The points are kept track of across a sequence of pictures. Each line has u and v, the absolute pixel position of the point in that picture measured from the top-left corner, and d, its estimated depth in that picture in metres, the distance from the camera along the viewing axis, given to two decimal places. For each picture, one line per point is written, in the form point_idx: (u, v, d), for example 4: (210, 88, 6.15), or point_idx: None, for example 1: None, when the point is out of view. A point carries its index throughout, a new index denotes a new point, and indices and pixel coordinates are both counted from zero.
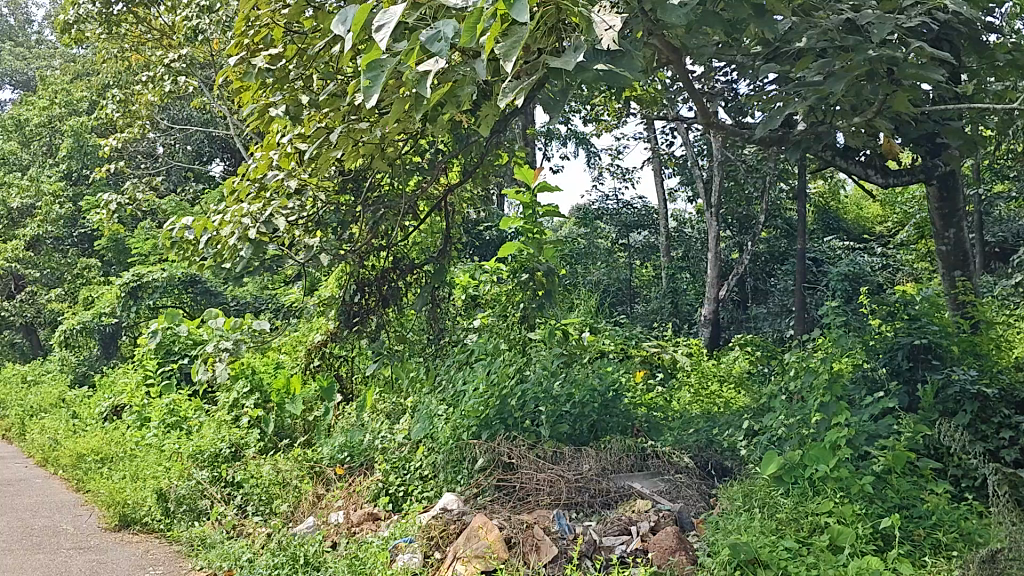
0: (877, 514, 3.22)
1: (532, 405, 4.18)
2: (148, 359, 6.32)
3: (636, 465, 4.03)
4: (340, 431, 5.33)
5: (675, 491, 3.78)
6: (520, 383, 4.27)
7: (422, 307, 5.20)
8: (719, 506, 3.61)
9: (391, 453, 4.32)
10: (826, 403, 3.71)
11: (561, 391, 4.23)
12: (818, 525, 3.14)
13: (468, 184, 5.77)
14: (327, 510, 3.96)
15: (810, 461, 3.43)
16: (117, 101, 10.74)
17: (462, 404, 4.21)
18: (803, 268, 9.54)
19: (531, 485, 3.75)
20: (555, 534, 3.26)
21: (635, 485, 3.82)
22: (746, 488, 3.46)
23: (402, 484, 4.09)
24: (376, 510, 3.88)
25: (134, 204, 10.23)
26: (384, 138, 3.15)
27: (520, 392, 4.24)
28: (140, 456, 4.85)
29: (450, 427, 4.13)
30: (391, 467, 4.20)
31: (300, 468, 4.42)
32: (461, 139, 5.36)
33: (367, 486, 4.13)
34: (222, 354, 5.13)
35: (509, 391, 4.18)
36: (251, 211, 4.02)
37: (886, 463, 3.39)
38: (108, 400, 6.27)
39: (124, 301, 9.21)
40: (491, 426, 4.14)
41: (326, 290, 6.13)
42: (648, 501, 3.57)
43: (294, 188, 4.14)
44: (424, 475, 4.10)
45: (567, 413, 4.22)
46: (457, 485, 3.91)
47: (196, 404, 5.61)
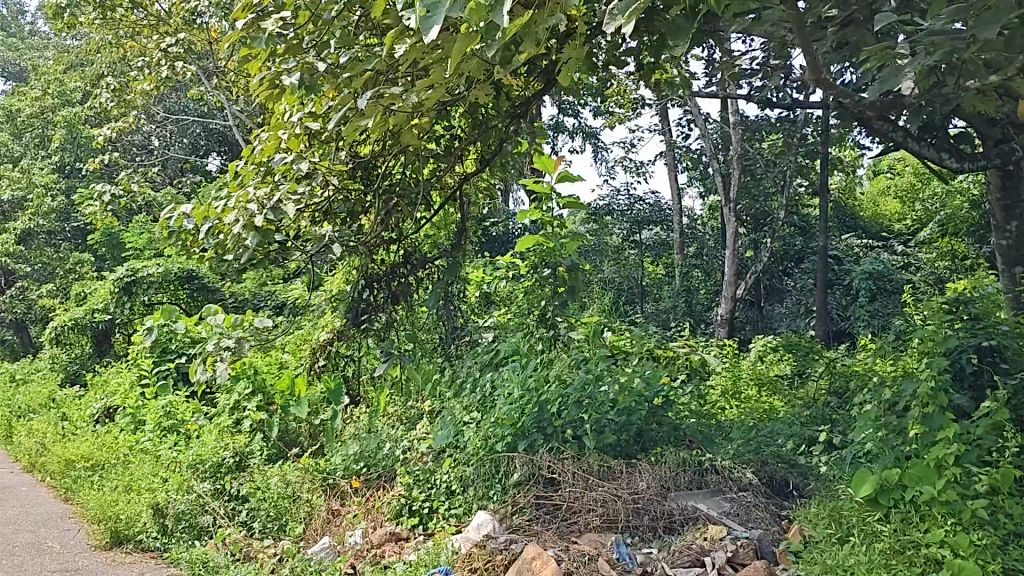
0: (996, 544, 2.83)
1: (576, 412, 3.84)
2: (142, 358, 5.97)
3: (695, 482, 3.74)
4: (349, 436, 4.99)
5: (744, 511, 3.48)
6: (559, 388, 3.94)
7: (433, 305, 4.88)
8: (795, 531, 3.34)
9: (413, 466, 4.06)
10: (929, 415, 3.30)
11: (605, 397, 3.87)
12: (936, 558, 2.83)
13: (485, 173, 5.42)
14: (345, 528, 3.63)
15: (912, 483, 3.10)
16: (111, 90, 10.39)
17: (494, 411, 3.94)
18: (825, 268, 9.21)
19: (582, 506, 3.47)
20: (620, 568, 2.99)
21: (700, 506, 3.50)
22: (834, 509, 3.25)
23: (427, 499, 3.81)
24: (397, 529, 3.56)
25: (129, 195, 9.89)
26: (418, 105, 2.81)
27: (562, 398, 3.90)
28: (133, 465, 4.49)
29: (482, 437, 3.89)
30: (414, 481, 3.93)
31: (312, 479, 4.10)
32: (481, 124, 5.00)
33: (388, 502, 3.82)
34: (224, 354, 4.77)
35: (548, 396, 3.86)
36: (258, 196, 3.65)
37: (993, 483, 3.02)
38: (101, 401, 5.90)
39: (118, 297, 8.86)
40: (530, 437, 3.83)
41: (334, 286, 5.78)
42: (722, 527, 3.26)
43: (305, 172, 3.78)
44: (451, 490, 3.83)
45: (612, 422, 3.85)
46: (490, 502, 3.65)
47: (194, 406, 5.26)
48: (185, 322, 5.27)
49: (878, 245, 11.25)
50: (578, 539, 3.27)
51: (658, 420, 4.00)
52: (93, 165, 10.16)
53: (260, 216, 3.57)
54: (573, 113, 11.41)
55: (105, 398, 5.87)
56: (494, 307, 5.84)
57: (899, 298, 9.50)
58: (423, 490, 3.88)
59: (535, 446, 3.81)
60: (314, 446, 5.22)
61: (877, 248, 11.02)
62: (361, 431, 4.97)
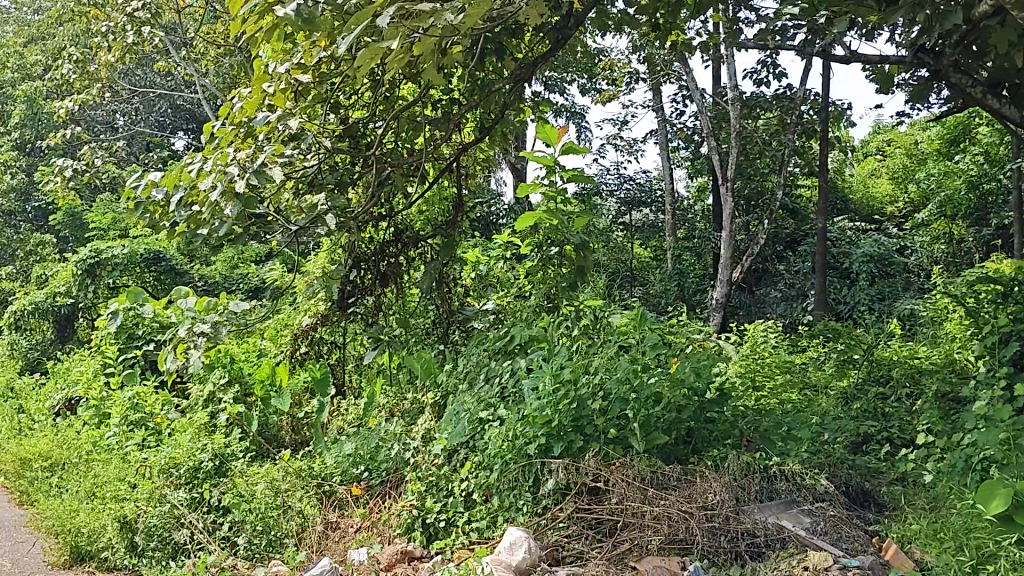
0: None
1: (619, 407, 3.36)
2: (107, 345, 5.47)
3: (765, 492, 3.32)
4: (338, 431, 4.55)
5: (833, 531, 3.09)
6: (597, 380, 3.46)
7: (427, 287, 4.81)
8: (906, 553, 2.91)
9: (422, 470, 3.62)
10: None
11: (648, 389, 3.41)
12: None
13: (486, 143, 5.00)
14: (346, 549, 3.23)
15: None
16: (75, 60, 9.87)
17: (521, 408, 3.47)
18: (825, 250, 8.82)
19: (637, 520, 3.06)
20: None
21: (784, 523, 3.12)
22: (965, 533, 2.89)
23: (442, 510, 3.39)
24: (408, 546, 3.17)
25: (93, 171, 9.36)
26: (450, 24, 2.36)
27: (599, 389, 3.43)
28: (97, 466, 4.02)
29: (509, 435, 3.38)
30: (427, 489, 3.50)
31: (307, 488, 3.70)
32: (485, 86, 4.55)
33: (396, 514, 3.45)
34: (199, 340, 4.29)
35: (583, 391, 3.39)
36: (240, 159, 3.17)
37: None
38: (61, 392, 5.38)
39: (81, 280, 8.34)
40: (566, 439, 3.35)
41: (319, 267, 5.33)
42: (826, 555, 2.77)
43: (292, 131, 3.34)
44: (472, 499, 3.41)
45: (656, 419, 3.43)
46: (518, 514, 3.23)
47: (165, 399, 4.80)
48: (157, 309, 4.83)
49: (871, 227, 10.93)
50: (638, 564, 2.87)
51: (703, 416, 3.58)
52: (54, 139, 9.60)
53: (244, 181, 3.08)
54: (559, 90, 10.94)
55: (65, 388, 5.36)
56: (491, 290, 5.37)
57: (900, 282, 9.15)
58: (438, 499, 3.45)
59: (576, 447, 3.34)
60: (298, 444, 4.73)
61: (871, 231, 10.70)
62: (353, 429, 4.51)
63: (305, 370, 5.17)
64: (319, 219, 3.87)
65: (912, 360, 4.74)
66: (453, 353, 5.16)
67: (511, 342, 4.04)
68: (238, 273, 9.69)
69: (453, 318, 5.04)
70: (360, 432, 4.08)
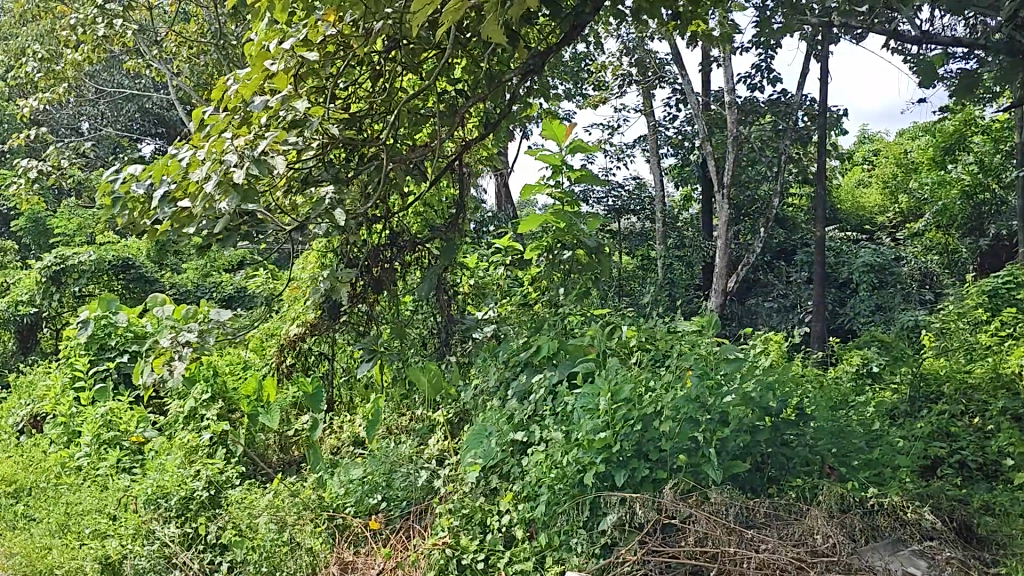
0: None
1: (687, 429, 3.03)
2: (76, 356, 5.05)
3: (870, 533, 3.00)
4: (336, 451, 4.21)
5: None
6: (649, 399, 3.14)
7: (426, 292, 4.48)
8: None
9: (452, 502, 3.31)
10: None
11: (707, 409, 3.09)
12: None
13: (492, 140, 4.68)
14: None
15: None
16: (40, 59, 9.47)
17: (560, 431, 3.15)
18: (824, 259, 8.57)
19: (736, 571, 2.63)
20: None
21: (908, 571, 2.80)
22: None
23: (481, 551, 3.05)
24: None
25: (59, 174, 8.93)
26: None
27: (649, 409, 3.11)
28: (71, 493, 3.64)
29: (548, 461, 3.10)
30: (459, 523, 3.18)
31: (315, 521, 3.37)
32: (494, 77, 4.23)
33: (424, 554, 3.07)
34: (184, 350, 3.84)
35: (643, 409, 3.06)
36: (237, 147, 2.81)
37: None
38: (25, 407, 4.95)
39: (45, 287, 7.82)
40: (627, 467, 3.01)
41: (309, 273, 4.97)
42: None
43: (294, 116, 2.98)
44: (514, 537, 3.11)
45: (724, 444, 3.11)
46: (572, 555, 2.91)
47: (140, 414, 4.42)
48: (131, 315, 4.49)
49: (863, 237, 10.72)
50: None
51: (768, 438, 3.27)
52: (17, 140, 9.15)
53: (242, 171, 2.71)
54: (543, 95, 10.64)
55: (30, 404, 4.94)
56: (491, 298, 5.03)
57: (900, 293, 8.92)
58: (473, 536, 3.12)
59: (636, 475, 3.00)
60: (288, 464, 4.36)
61: (862, 241, 10.48)
62: (353, 448, 4.17)
63: (295, 384, 4.82)
64: (323, 210, 3.56)
65: (948, 375, 4.47)
66: (455, 366, 4.81)
67: (529, 354, 3.72)
68: (210, 283, 9.27)
69: (456, 328, 4.69)
70: (369, 456, 3.74)
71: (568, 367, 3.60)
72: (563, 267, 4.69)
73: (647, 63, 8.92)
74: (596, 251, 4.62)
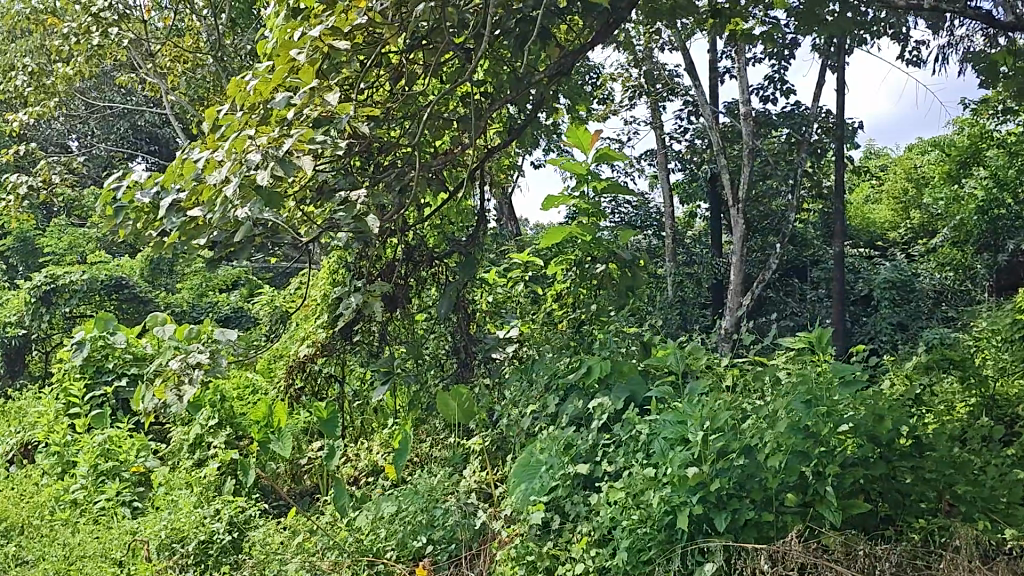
0: None
1: (795, 464, 2.80)
2: (71, 379, 4.75)
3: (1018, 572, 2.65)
4: (356, 481, 3.92)
5: None
6: (732, 437, 2.88)
7: (446, 311, 4.19)
8: None
9: (506, 546, 3.03)
10: None
11: (782, 439, 2.83)
12: None
13: (516, 147, 4.41)
14: None
15: None
16: (31, 71, 9.20)
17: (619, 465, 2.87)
18: (843, 276, 8.31)
19: None
20: None
21: None
22: None
23: None
24: None
25: (49, 190, 8.63)
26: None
27: (735, 446, 2.87)
28: (71, 532, 3.35)
29: (625, 503, 2.85)
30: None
31: (352, 566, 3.13)
32: (522, 77, 3.96)
33: None
34: (194, 373, 3.47)
35: (729, 445, 2.85)
36: (261, 145, 2.51)
37: None
38: (16, 434, 4.64)
39: (33, 308, 7.48)
40: (727, 508, 2.78)
41: (320, 290, 4.68)
42: None
43: (323, 112, 2.68)
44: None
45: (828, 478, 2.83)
46: None
47: (141, 441, 4.13)
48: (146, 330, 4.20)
49: (875, 254, 10.49)
50: None
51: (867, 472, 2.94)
52: (6, 155, 8.85)
53: (266, 172, 2.43)
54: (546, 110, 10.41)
55: (21, 432, 4.62)
56: (511, 317, 4.71)
57: (920, 309, 8.68)
58: None
59: (737, 518, 2.77)
60: (301, 495, 4.07)
61: (876, 258, 10.24)
62: (374, 478, 3.89)
63: (308, 409, 4.52)
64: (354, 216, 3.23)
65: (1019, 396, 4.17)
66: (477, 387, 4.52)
67: (574, 377, 3.43)
68: (206, 303, 8.99)
69: (474, 348, 4.38)
70: (400, 490, 3.46)
71: (619, 391, 3.36)
72: (593, 281, 4.39)
73: (656, 76, 8.73)
74: (631, 263, 4.36)
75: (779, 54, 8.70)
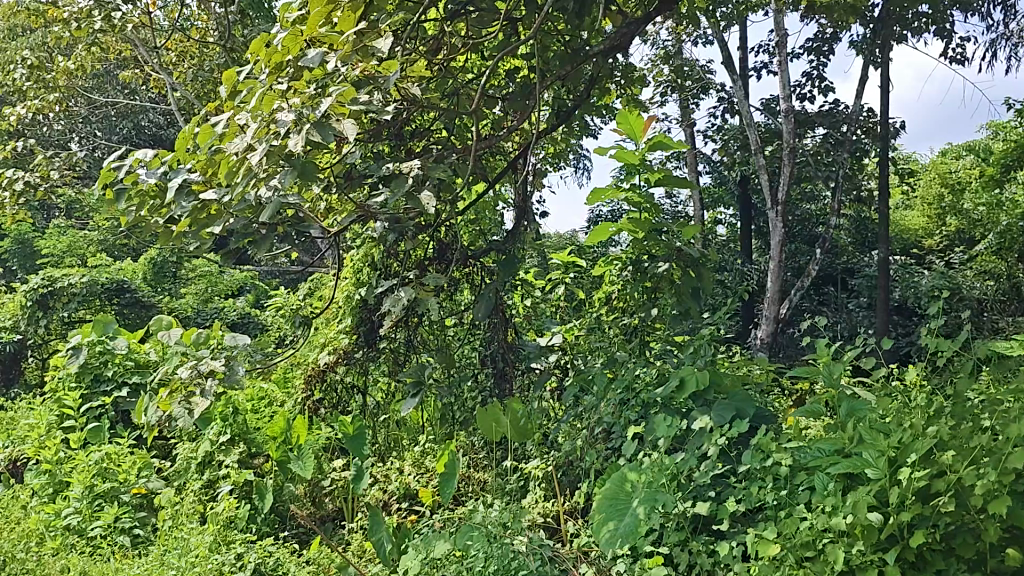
0: None
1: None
2: (66, 388, 4.30)
3: None
4: (385, 504, 3.46)
5: None
6: (928, 469, 2.01)
7: (483, 315, 3.72)
8: None
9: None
10: None
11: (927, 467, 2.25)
12: None
13: (560, 134, 3.95)
14: None
15: None
16: (30, 66, 8.77)
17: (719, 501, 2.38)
18: (888, 284, 7.86)
19: None
20: None
21: None
22: None
23: None
24: None
25: (47, 187, 8.19)
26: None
27: (947, 481, 1.98)
28: (63, 567, 2.90)
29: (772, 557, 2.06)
30: None
31: None
32: (573, 52, 3.51)
33: None
34: (206, 383, 3.00)
35: (928, 481, 1.99)
36: (293, 106, 2.07)
37: None
38: (4, 448, 4.19)
39: (30, 312, 7.05)
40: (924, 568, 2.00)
41: (341, 292, 4.23)
42: None
43: (366, 72, 2.25)
44: None
45: None
46: None
47: (143, 458, 3.68)
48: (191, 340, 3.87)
49: (912, 261, 10.01)
50: None
51: None
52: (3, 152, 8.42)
53: (300, 137, 1.98)
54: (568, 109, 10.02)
55: (9, 446, 4.17)
56: (552, 323, 4.27)
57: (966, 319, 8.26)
58: None
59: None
60: (322, 520, 3.63)
61: (914, 265, 9.77)
62: (406, 504, 3.43)
63: (329, 423, 4.07)
64: (401, 194, 2.81)
65: None
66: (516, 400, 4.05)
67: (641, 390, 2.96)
68: (212, 308, 8.55)
69: (512, 357, 3.84)
70: (440, 521, 2.98)
71: (721, 412, 2.47)
72: (650, 282, 3.78)
73: (688, 71, 8.32)
74: (697, 260, 3.74)
75: (818, 49, 8.28)
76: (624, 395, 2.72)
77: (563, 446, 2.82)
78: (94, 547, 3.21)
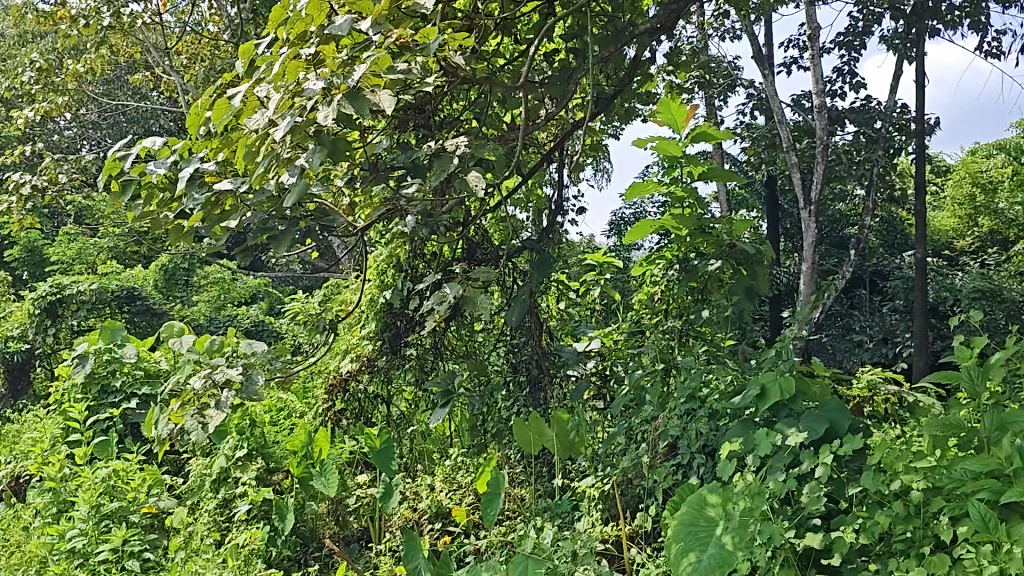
0: None
1: None
2: (72, 399, 4.05)
3: None
4: (413, 523, 3.18)
5: None
6: None
7: (518, 318, 3.45)
8: None
9: None
10: None
11: None
12: None
13: (598, 124, 3.69)
14: None
15: None
16: (38, 69, 8.56)
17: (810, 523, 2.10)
18: (926, 285, 7.58)
19: None
20: None
21: None
22: None
23: None
24: None
25: (54, 192, 7.97)
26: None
27: None
28: None
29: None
30: None
31: None
32: (614, 32, 3.25)
33: None
34: (222, 394, 2.75)
35: None
36: (322, 73, 1.81)
37: None
38: (7, 464, 3.94)
39: (38, 321, 6.84)
40: None
41: (362, 295, 3.97)
42: None
43: (402, 40, 2.00)
44: None
45: None
46: None
47: (153, 474, 3.43)
48: (203, 351, 3.61)
49: (945, 263, 9.67)
50: None
51: None
52: (11, 157, 8.20)
53: (331, 110, 1.72)
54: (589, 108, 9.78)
55: (12, 462, 3.93)
56: (588, 326, 4.01)
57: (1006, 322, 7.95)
58: None
59: None
60: (346, 542, 3.37)
61: (946, 267, 9.44)
62: (437, 523, 3.16)
63: (350, 435, 3.80)
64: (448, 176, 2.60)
65: None
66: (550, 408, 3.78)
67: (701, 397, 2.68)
68: (225, 316, 8.32)
69: (548, 364, 3.55)
70: (480, 546, 2.70)
71: (809, 421, 2.10)
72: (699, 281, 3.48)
73: (715, 67, 8.04)
74: (752, 258, 3.42)
75: (848, 43, 8.00)
76: (687, 406, 2.45)
77: (621, 462, 2.55)
78: (101, 574, 2.94)
